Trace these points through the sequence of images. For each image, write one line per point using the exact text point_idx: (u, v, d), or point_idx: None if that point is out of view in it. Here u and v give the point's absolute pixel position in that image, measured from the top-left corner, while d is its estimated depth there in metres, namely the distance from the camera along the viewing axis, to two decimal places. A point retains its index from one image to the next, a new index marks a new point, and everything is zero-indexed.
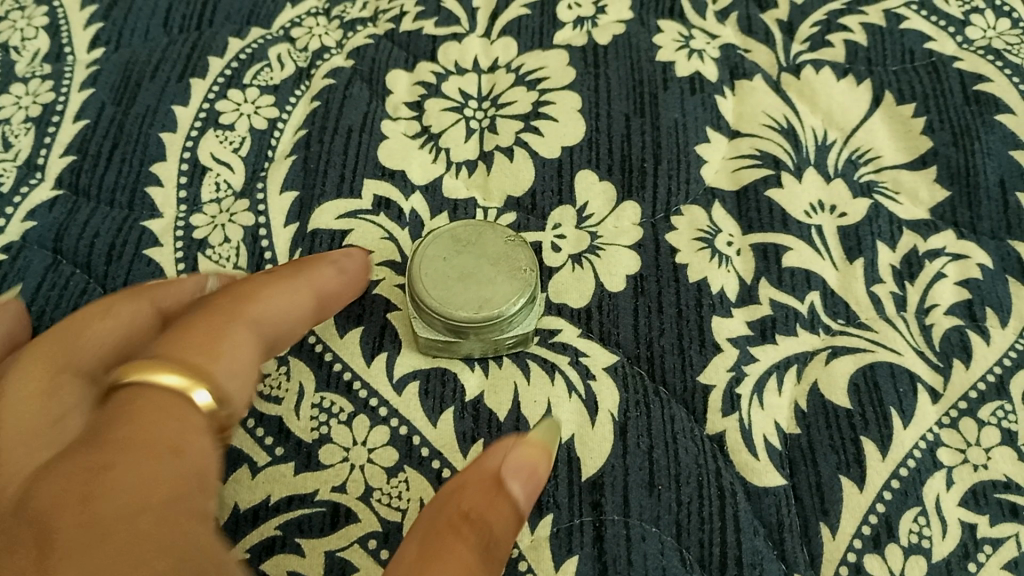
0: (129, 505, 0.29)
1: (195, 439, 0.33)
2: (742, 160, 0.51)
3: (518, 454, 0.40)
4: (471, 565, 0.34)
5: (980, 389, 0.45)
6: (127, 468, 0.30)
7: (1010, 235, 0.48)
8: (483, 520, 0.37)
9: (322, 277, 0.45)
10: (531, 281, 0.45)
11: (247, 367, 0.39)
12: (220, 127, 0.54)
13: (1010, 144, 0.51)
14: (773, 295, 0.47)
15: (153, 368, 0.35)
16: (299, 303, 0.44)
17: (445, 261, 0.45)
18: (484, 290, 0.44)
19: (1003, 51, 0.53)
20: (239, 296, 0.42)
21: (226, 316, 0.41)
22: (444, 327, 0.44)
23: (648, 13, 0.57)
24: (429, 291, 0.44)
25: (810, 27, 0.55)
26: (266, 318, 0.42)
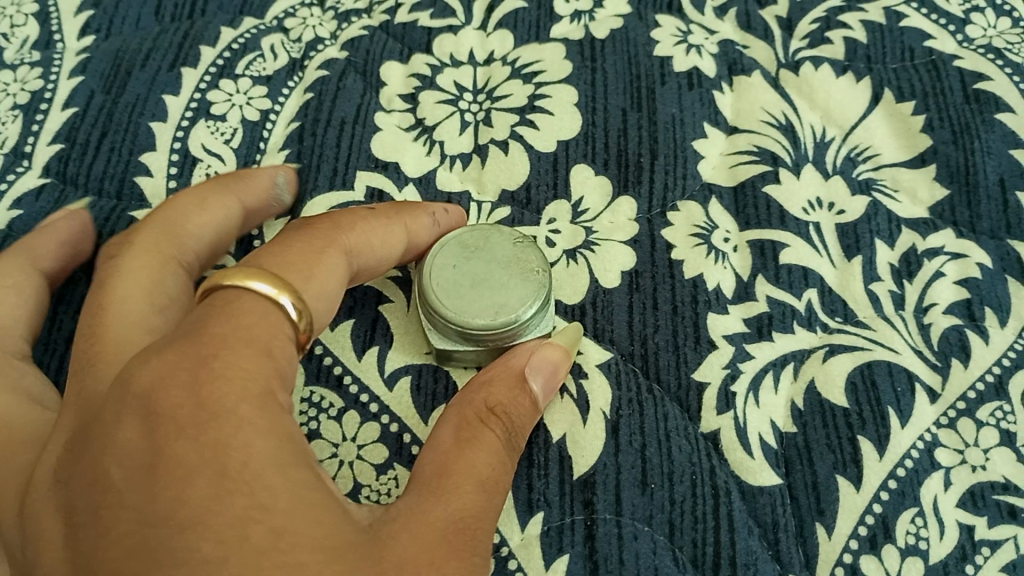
0: (239, 394, 0.31)
1: (284, 340, 0.35)
2: (739, 156, 0.51)
3: (541, 354, 0.41)
4: (497, 454, 0.37)
5: (978, 389, 0.44)
6: (231, 360, 0.32)
7: (1010, 235, 0.48)
8: (507, 413, 0.39)
9: (421, 226, 0.45)
10: (545, 282, 0.44)
11: (333, 293, 0.39)
12: (211, 117, 0.53)
13: (1011, 142, 0.50)
14: (770, 292, 0.47)
15: (245, 277, 0.36)
16: (392, 243, 0.44)
17: (455, 270, 0.44)
18: (496, 296, 0.43)
19: (1004, 50, 0.52)
20: (338, 224, 0.42)
21: (326, 241, 0.41)
22: (461, 337, 0.43)
23: (647, 9, 0.56)
24: (441, 301, 0.43)
25: (809, 23, 0.54)
26: (362, 250, 0.42)
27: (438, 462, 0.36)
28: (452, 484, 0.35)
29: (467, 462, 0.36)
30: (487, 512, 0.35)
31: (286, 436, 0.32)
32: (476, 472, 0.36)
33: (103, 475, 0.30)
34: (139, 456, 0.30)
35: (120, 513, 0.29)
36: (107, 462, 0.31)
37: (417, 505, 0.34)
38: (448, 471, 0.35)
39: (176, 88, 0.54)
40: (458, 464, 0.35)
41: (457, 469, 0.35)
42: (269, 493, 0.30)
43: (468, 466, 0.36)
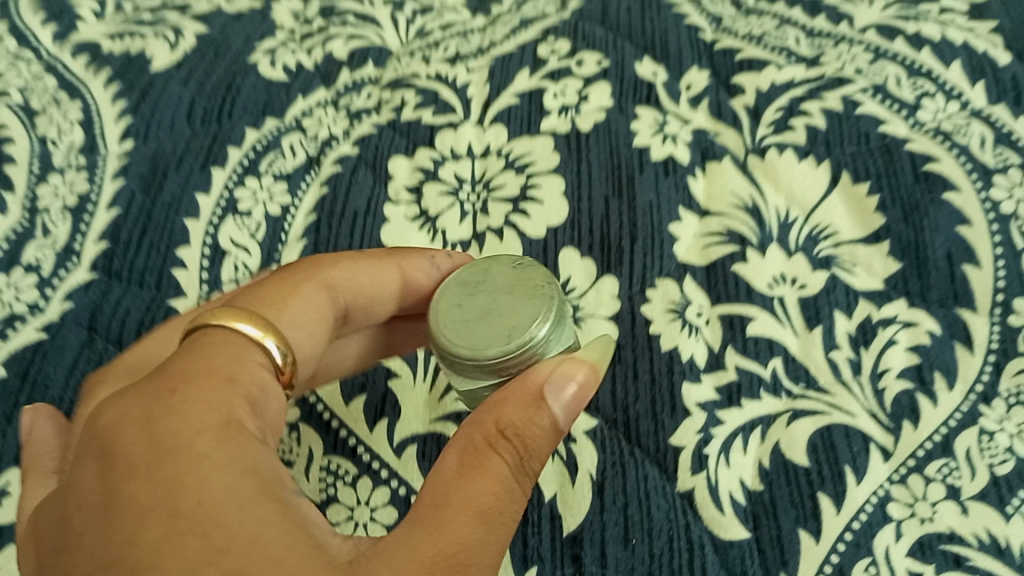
0: (196, 429, 0.35)
1: (254, 372, 0.40)
2: (711, 237, 0.56)
3: (557, 376, 0.40)
4: (502, 481, 0.37)
5: (926, 448, 0.49)
6: (189, 395, 0.37)
7: (957, 303, 0.52)
8: (520, 431, 0.39)
9: (418, 269, 0.51)
10: (552, 297, 0.43)
11: (309, 323, 0.46)
12: (238, 213, 0.60)
13: (958, 219, 0.54)
14: (739, 362, 0.52)
15: (232, 317, 0.41)
16: (383, 282, 0.50)
17: (461, 309, 0.43)
18: (505, 321, 0.42)
19: (951, 132, 0.57)
20: (321, 260, 0.48)
21: (308, 277, 0.47)
22: (480, 371, 0.42)
23: (627, 101, 0.62)
24: (453, 341, 0.42)
25: (774, 112, 0.59)
26: (345, 285, 0.48)
27: (439, 490, 0.37)
28: (447, 516, 0.36)
29: (468, 496, 0.37)
30: (485, 540, 0.36)
31: (248, 466, 0.35)
32: (476, 503, 0.36)
33: (71, 515, 0.35)
34: (100, 497, 0.34)
35: (85, 551, 0.33)
36: (74, 501, 0.35)
37: (408, 540, 0.35)
38: (442, 503, 0.36)
39: (206, 186, 0.61)
40: (457, 495, 0.37)
41: (453, 503, 0.36)
42: (224, 530, 0.32)
43: (468, 499, 0.36)
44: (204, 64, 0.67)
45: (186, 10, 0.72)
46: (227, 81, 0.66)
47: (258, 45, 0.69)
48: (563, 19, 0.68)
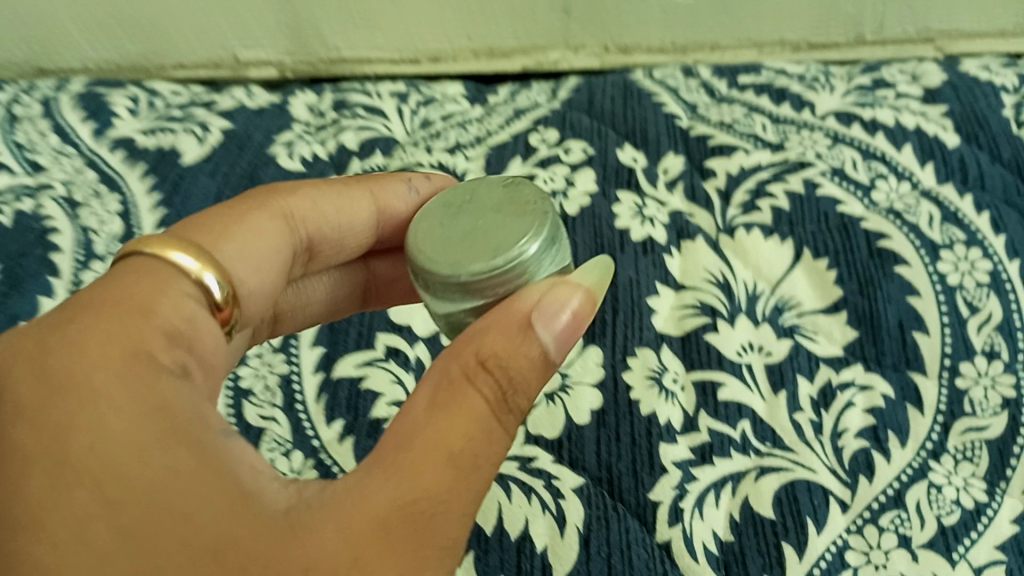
0: (97, 364, 0.33)
1: (177, 304, 0.37)
2: (685, 309, 0.62)
3: (547, 301, 0.37)
4: (478, 421, 0.36)
5: (880, 500, 0.53)
6: (98, 330, 0.35)
7: (909, 367, 0.57)
8: (503, 365, 0.36)
9: (393, 196, 0.53)
10: (543, 213, 0.40)
11: (266, 252, 0.46)
12: None
13: (909, 291, 0.59)
14: (711, 424, 0.57)
15: (166, 246, 0.39)
16: (358, 213, 0.52)
17: (445, 228, 0.41)
18: (491, 238, 0.39)
19: (902, 211, 0.62)
20: (279, 189, 0.49)
21: (266, 204, 0.48)
22: (462, 293, 0.39)
23: (610, 186, 0.68)
24: (433, 259, 0.39)
25: (742, 194, 0.66)
26: (308, 217, 0.50)
27: (410, 426, 0.36)
28: (408, 459, 0.35)
29: (434, 438, 0.35)
30: (453, 491, 0.35)
31: (153, 406, 0.33)
32: (443, 448, 0.35)
33: None
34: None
35: None
36: None
37: (363, 482, 0.35)
38: (411, 441, 0.35)
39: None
40: (424, 436, 0.35)
41: (423, 442, 0.35)
42: (128, 485, 0.31)
43: (434, 442, 0.35)
44: (229, 157, 0.75)
45: (212, 108, 0.80)
46: (251, 172, 0.73)
47: (276, 138, 0.76)
48: (553, 109, 0.76)
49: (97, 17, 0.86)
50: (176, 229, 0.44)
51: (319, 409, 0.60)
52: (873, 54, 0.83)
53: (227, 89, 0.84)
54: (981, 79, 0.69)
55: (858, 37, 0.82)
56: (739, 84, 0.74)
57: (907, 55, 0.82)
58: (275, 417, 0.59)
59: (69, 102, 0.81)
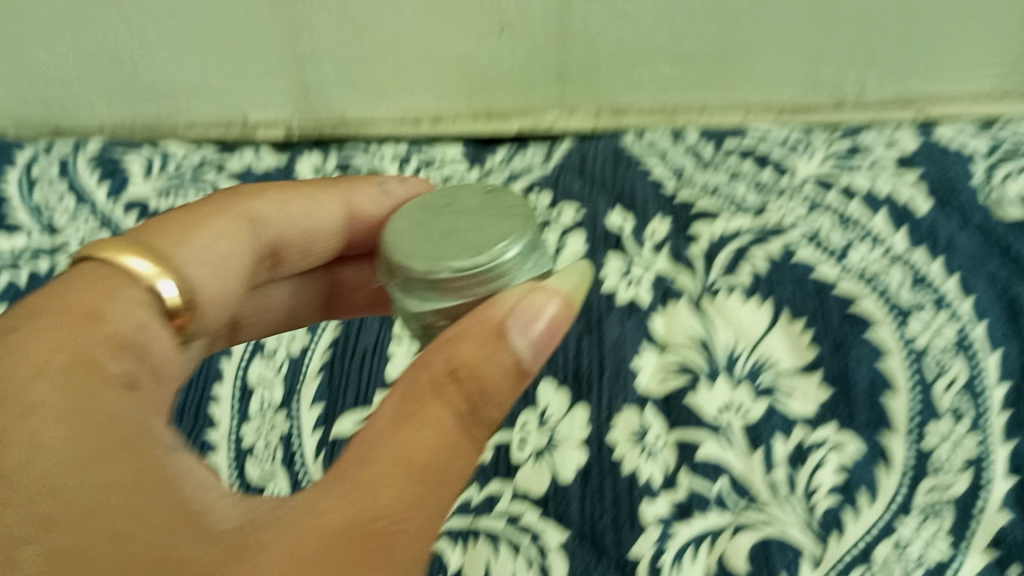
0: (54, 376, 0.38)
1: (133, 314, 0.44)
2: (668, 370, 0.65)
3: (521, 307, 0.40)
4: (446, 430, 0.40)
5: (850, 556, 0.56)
6: (54, 340, 0.40)
7: (881, 427, 0.60)
8: (476, 375, 0.40)
9: (361, 200, 0.60)
10: (521, 221, 0.44)
11: (222, 258, 0.52)
12: (265, 352, 0.70)
13: (879, 355, 0.62)
14: (690, 482, 0.60)
15: (123, 251, 0.47)
16: (328, 212, 0.60)
17: (428, 230, 0.44)
18: (473, 240, 0.42)
19: (875, 275, 0.65)
20: (248, 195, 0.57)
21: (231, 206, 0.55)
22: (439, 291, 0.42)
23: (599, 249, 0.72)
24: (413, 257, 0.42)
25: (724, 257, 0.69)
26: (275, 219, 0.57)
27: (386, 433, 0.40)
28: (384, 469, 0.39)
29: (407, 445, 0.39)
30: (411, 506, 0.38)
31: (101, 418, 0.37)
32: (411, 456, 0.39)
33: None
34: None
35: None
36: None
37: (333, 493, 0.38)
38: (372, 459, 0.39)
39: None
40: (398, 445, 0.39)
41: (383, 459, 0.39)
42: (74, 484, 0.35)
43: (406, 449, 0.39)
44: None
45: (222, 168, 0.85)
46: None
47: None
48: (546, 175, 0.80)
49: (115, 76, 0.90)
50: (139, 235, 0.50)
51: (317, 465, 0.63)
52: (852, 119, 0.84)
53: (237, 150, 0.88)
54: (951, 150, 0.72)
55: (839, 101, 0.84)
56: (723, 149, 0.78)
57: (890, 117, 0.83)
58: (276, 474, 0.63)
59: (85, 163, 0.85)
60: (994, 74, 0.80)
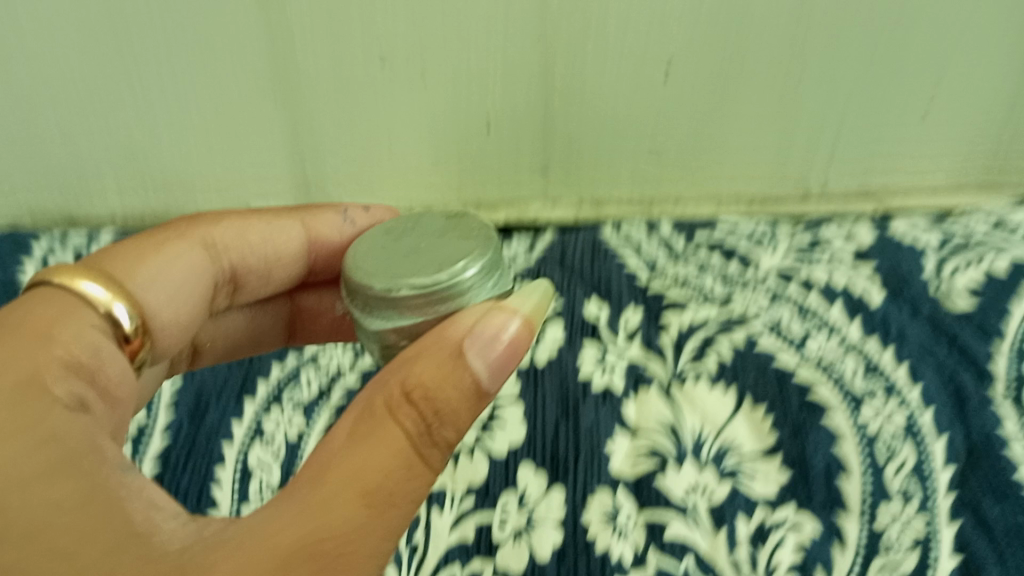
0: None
1: (81, 331, 0.43)
2: (639, 454, 0.68)
3: (482, 324, 0.41)
4: (399, 450, 0.39)
5: None
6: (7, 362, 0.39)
7: (836, 508, 0.63)
8: (430, 397, 0.40)
9: (321, 224, 0.63)
10: (479, 243, 0.46)
11: (183, 279, 0.55)
12: (263, 438, 0.74)
13: (835, 439, 0.66)
14: (659, 561, 0.63)
15: (77, 275, 0.47)
16: (291, 238, 0.62)
17: (391, 257, 0.46)
18: (431, 262, 0.44)
19: (830, 363, 0.70)
20: (210, 224, 0.59)
21: (191, 236, 0.57)
22: (401, 309, 0.43)
23: (577, 338, 0.77)
24: (375, 279, 0.43)
25: (692, 345, 0.74)
26: (237, 245, 0.60)
27: (339, 454, 0.40)
28: (335, 490, 0.38)
29: (359, 466, 0.39)
30: (368, 524, 0.38)
31: (46, 434, 0.37)
32: (364, 478, 0.39)
33: None
34: None
35: None
36: None
37: (286, 513, 0.38)
38: (329, 475, 0.39)
39: (240, 413, 0.76)
40: (350, 466, 0.39)
41: (344, 475, 0.39)
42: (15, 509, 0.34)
43: (358, 470, 0.39)
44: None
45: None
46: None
47: None
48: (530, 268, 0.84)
49: (107, 181, 0.92)
50: (98, 259, 0.52)
51: None
52: (819, 210, 0.90)
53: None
54: (907, 240, 0.77)
55: (806, 192, 0.89)
56: (695, 241, 0.84)
57: (852, 210, 0.90)
58: None
59: None
60: (946, 171, 0.87)
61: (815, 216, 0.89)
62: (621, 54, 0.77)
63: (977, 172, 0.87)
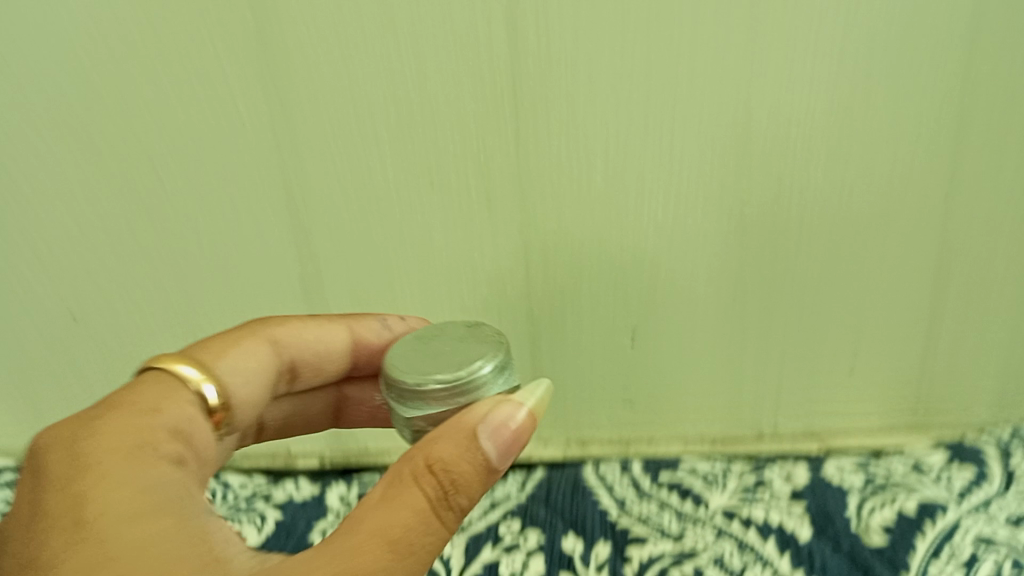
0: (119, 452, 0.39)
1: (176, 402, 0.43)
2: None
3: (496, 409, 0.40)
4: (416, 514, 0.38)
5: None
6: (122, 424, 0.40)
7: None
8: (450, 469, 0.39)
9: (365, 327, 0.59)
10: (497, 345, 0.43)
11: (263, 376, 0.54)
12: None
13: None
14: None
15: (174, 359, 0.48)
16: (336, 338, 0.59)
17: (416, 351, 0.43)
18: (457, 356, 0.42)
19: None
20: (270, 323, 0.57)
21: (254, 332, 0.55)
22: (420, 402, 0.40)
23: (556, 566, 0.73)
24: (404, 371, 0.41)
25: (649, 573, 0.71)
26: (291, 341, 0.57)
27: (360, 514, 0.39)
28: (357, 543, 0.37)
29: (379, 526, 0.38)
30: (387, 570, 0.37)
31: (152, 486, 0.38)
32: (387, 534, 0.38)
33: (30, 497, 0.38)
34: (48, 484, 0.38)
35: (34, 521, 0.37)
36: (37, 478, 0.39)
37: (318, 555, 0.38)
38: (355, 527, 0.38)
39: None
40: (371, 524, 0.38)
41: (364, 534, 0.38)
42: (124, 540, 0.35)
43: (379, 530, 0.38)
44: (278, 543, 0.73)
45: (268, 499, 0.80)
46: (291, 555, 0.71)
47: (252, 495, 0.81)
48: (518, 501, 0.81)
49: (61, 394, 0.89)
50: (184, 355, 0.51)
51: None
52: (770, 452, 0.84)
53: (282, 478, 0.83)
54: (844, 480, 0.80)
55: (758, 432, 0.85)
56: (658, 480, 0.83)
57: (798, 450, 0.84)
58: None
59: None
60: (881, 410, 0.83)
61: (767, 457, 0.84)
62: (607, 305, 0.77)
63: (908, 415, 0.83)
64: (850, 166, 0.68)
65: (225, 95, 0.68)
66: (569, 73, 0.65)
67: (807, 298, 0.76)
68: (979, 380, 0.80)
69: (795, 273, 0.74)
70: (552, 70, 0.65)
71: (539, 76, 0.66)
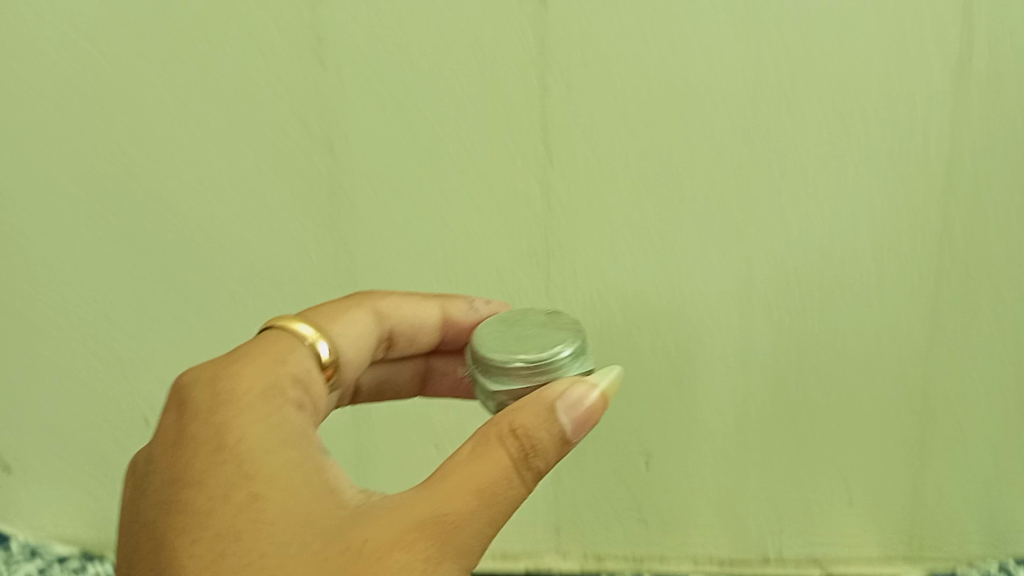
0: (257, 391, 0.48)
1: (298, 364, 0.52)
2: None
3: (571, 390, 0.46)
4: (502, 468, 0.44)
5: None
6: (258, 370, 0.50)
7: None
8: (531, 434, 0.45)
9: (454, 307, 0.66)
10: (571, 334, 0.51)
11: (367, 337, 0.61)
12: None
13: None
14: None
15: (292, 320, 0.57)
16: (428, 316, 0.66)
17: (502, 336, 0.51)
18: (538, 339, 0.50)
19: None
20: (375, 295, 0.65)
21: (362, 300, 0.63)
22: (505, 376, 0.48)
23: None
24: (491, 351, 0.49)
25: None
26: (393, 310, 0.64)
27: (455, 465, 0.44)
28: (451, 488, 0.43)
29: (469, 476, 0.43)
30: (473, 515, 0.42)
31: (281, 421, 0.47)
32: (475, 482, 0.43)
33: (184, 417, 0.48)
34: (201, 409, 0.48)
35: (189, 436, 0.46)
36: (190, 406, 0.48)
37: (416, 498, 0.43)
38: (449, 475, 0.44)
39: None
40: (464, 474, 0.43)
41: (459, 481, 0.43)
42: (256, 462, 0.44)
43: (469, 479, 0.43)
44: None
45: None
46: None
47: None
48: None
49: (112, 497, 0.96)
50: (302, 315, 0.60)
51: None
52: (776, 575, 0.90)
53: None
54: None
55: (765, 557, 0.90)
56: None
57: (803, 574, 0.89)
58: None
59: None
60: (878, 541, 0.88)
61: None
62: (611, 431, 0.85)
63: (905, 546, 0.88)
64: (840, 314, 0.77)
65: (291, 209, 0.77)
66: (593, 217, 0.74)
67: (802, 436, 0.83)
68: (964, 524, 0.86)
69: (790, 412, 0.82)
70: (578, 214, 0.74)
71: (574, 196, 0.74)
